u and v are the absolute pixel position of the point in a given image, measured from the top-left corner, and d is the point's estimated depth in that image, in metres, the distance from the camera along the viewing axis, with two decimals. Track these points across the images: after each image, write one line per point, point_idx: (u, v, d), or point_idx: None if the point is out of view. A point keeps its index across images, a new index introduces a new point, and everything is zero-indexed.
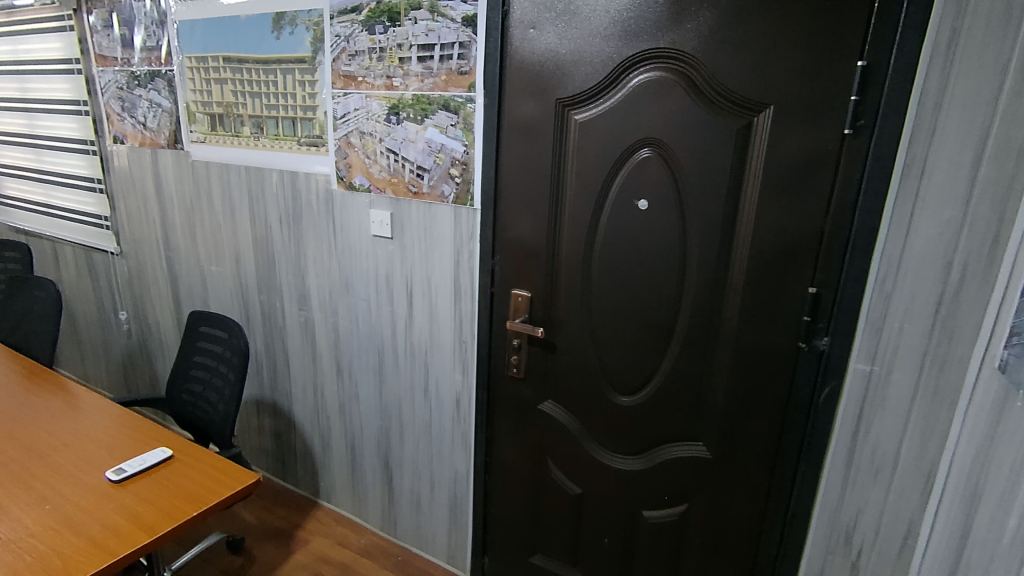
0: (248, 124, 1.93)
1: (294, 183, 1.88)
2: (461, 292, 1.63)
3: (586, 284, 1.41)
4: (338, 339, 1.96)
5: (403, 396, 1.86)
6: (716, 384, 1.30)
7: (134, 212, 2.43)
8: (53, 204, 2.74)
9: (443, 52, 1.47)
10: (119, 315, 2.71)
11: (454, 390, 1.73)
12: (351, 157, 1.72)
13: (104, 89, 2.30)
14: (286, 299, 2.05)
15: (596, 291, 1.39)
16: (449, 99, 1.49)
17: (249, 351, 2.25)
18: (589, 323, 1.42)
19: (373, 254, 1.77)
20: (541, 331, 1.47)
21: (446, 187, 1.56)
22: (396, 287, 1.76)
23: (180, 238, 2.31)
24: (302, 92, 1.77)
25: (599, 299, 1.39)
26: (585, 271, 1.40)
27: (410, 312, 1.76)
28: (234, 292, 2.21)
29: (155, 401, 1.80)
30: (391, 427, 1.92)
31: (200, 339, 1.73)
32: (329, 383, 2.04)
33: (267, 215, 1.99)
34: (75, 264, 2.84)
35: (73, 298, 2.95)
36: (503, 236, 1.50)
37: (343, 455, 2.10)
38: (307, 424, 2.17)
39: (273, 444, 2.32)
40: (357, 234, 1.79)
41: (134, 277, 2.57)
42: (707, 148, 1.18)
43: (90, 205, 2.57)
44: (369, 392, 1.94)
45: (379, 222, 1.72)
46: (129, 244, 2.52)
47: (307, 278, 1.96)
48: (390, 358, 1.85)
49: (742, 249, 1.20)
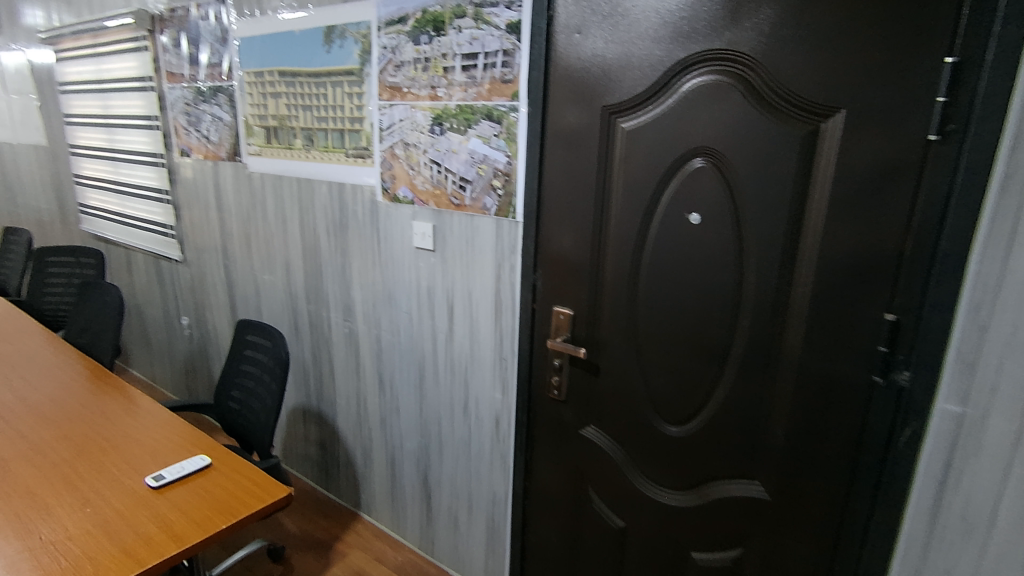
0: (300, 137, 1.96)
1: (342, 195, 1.89)
2: (501, 308, 1.57)
3: (634, 303, 1.31)
4: (380, 352, 1.94)
5: (443, 412, 1.82)
6: (776, 417, 1.17)
7: (197, 221, 2.54)
8: (128, 214, 2.91)
9: (487, 61, 1.42)
10: (182, 320, 2.83)
11: (493, 408, 1.67)
12: (396, 168, 1.70)
13: (173, 104, 2.41)
14: (332, 310, 2.06)
15: (644, 309, 1.30)
16: (492, 108, 1.44)
17: (297, 359, 2.28)
18: (635, 344, 1.32)
19: (415, 266, 1.75)
20: (583, 351, 1.38)
21: (488, 199, 1.51)
22: (438, 301, 1.73)
23: (236, 247, 2.39)
24: (350, 104, 1.77)
25: (646, 318, 1.29)
26: (631, 289, 1.31)
27: (451, 326, 1.71)
28: (284, 301, 2.25)
29: (204, 406, 1.84)
30: (430, 443, 1.88)
31: (246, 348, 1.75)
32: (371, 395, 2.03)
33: (316, 226, 2.01)
34: (146, 271, 3.00)
35: (144, 302, 3.11)
36: (545, 249, 1.43)
37: (384, 469, 2.08)
38: (350, 434, 2.17)
39: (318, 453, 2.34)
40: (400, 247, 1.77)
41: (196, 284, 2.68)
42: (769, 155, 1.07)
43: (158, 214, 2.71)
44: (409, 406, 1.91)
45: (422, 234, 1.70)
46: (193, 252, 2.63)
47: (352, 289, 1.96)
48: (430, 373, 1.81)
49: (807, 268, 1.08)
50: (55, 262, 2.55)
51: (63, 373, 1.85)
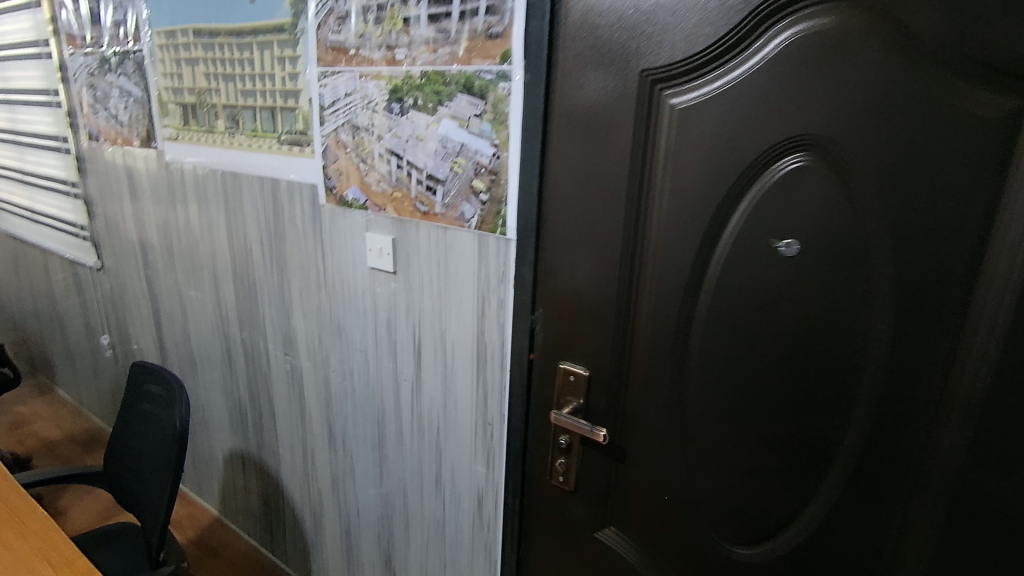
0: (223, 117, 1.50)
1: (275, 194, 1.43)
2: (486, 356, 1.15)
3: (681, 365, 0.90)
4: (329, 397, 1.51)
5: (410, 480, 1.40)
6: (907, 557, 0.75)
7: (114, 221, 2.07)
8: (37, 210, 2.42)
9: (465, 7, 0.98)
10: (104, 338, 2.37)
11: (475, 485, 1.26)
12: (343, 162, 1.25)
13: (76, 75, 1.93)
14: (270, 341, 1.62)
15: (697, 377, 0.88)
16: (472, 77, 1.00)
17: (233, 395, 1.84)
18: (682, 424, 0.91)
19: (370, 293, 1.31)
20: (603, 435, 0.94)
21: (467, 206, 1.08)
22: (401, 341, 1.29)
23: (157, 254, 1.93)
24: (281, 73, 1.31)
25: (701, 389, 0.88)
26: (679, 345, 0.89)
27: (417, 374, 1.29)
28: (214, 325, 1.80)
29: (91, 475, 1.39)
30: (394, 516, 1.47)
31: (143, 402, 1.31)
32: (320, 450, 1.60)
33: (246, 233, 1.56)
34: (64, 277, 2.52)
35: (66, 313, 2.64)
36: (548, 282, 1.00)
37: (337, 540, 1.66)
38: (296, 492, 1.74)
39: (261, 509, 1.91)
40: (350, 267, 1.33)
41: (116, 297, 2.21)
42: (931, 152, 0.64)
43: (69, 212, 2.23)
44: (367, 467, 1.48)
45: (378, 250, 1.26)
46: (112, 259, 2.16)
47: (292, 316, 1.52)
48: (393, 431, 1.39)
49: (983, 337, 0.65)
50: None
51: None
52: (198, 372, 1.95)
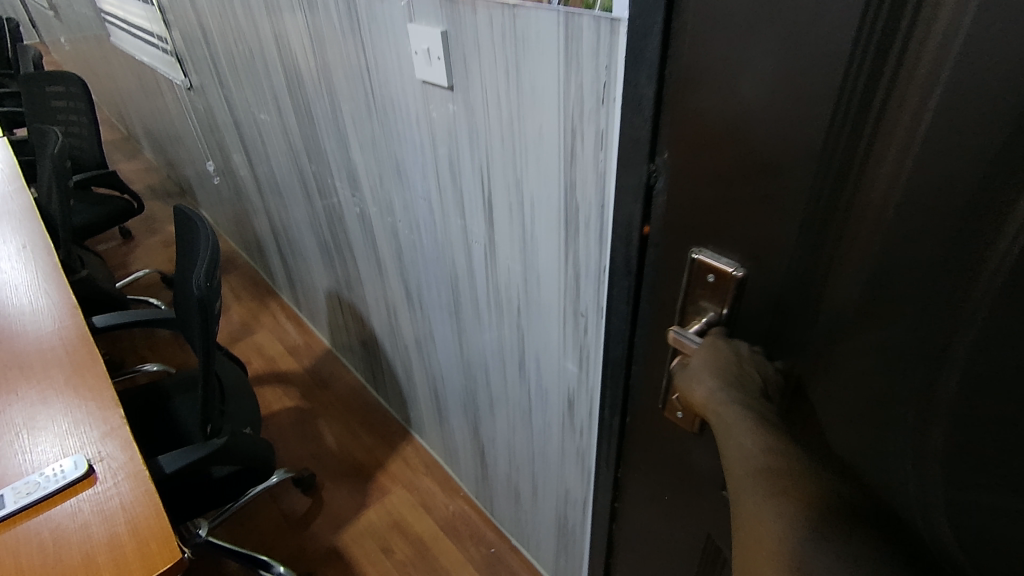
0: None
1: None
2: (577, 222, 0.75)
3: (956, 302, 0.41)
4: (400, 251, 1.23)
5: (491, 359, 1.13)
6: None
7: (186, 30, 1.82)
8: (131, 23, 2.25)
9: None
10: (213, 164, 2.30)
11: (565, 383, 0.95)
12: None
13: None
14: (336, 178, 1.34)
15: (983, 330, 0.40)
16: None
17: (319, 235, 1.66)
18: (918, 408, 0.46)
19: (426, 119, 0.92)
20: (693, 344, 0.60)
21: None
22: (468, 188, 0.93)
23: (226, 69, 1.67)
24: None
25: (986, 357, 0.40)
26: (960, 256, 0.40)
27: (491, 235, 0.93)
28: (287, 154, 1.56)
29: (170, 320, 1.31)
30: (478, 392, 1.25)
31: (186, 252, 1.13)
32: (401, 307, 1.39)
33: (289, 35, 1.19)
34: (173, 98, 2.42)
35: (185, 136, 2.61)
36: (682, 103, 0.53)
37: (428, 398, 1.52)
38: (387, 344, 1.60)
39: (362, 352, 1.84)
40: (399, 82, 0.93)
41: (211, 120, 2.06)
42: None
43: (151, 22, 2.01)
44: (446, 336, 1.25)
45: (426, 53, 0.83)
46: (197, 77, 1.96)
47: (350, 148, 1.20)
48: (469, 301, 1.09)
49: None
50: (38, 95, 2.01)
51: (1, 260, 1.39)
52: (287, 206, 1.79)
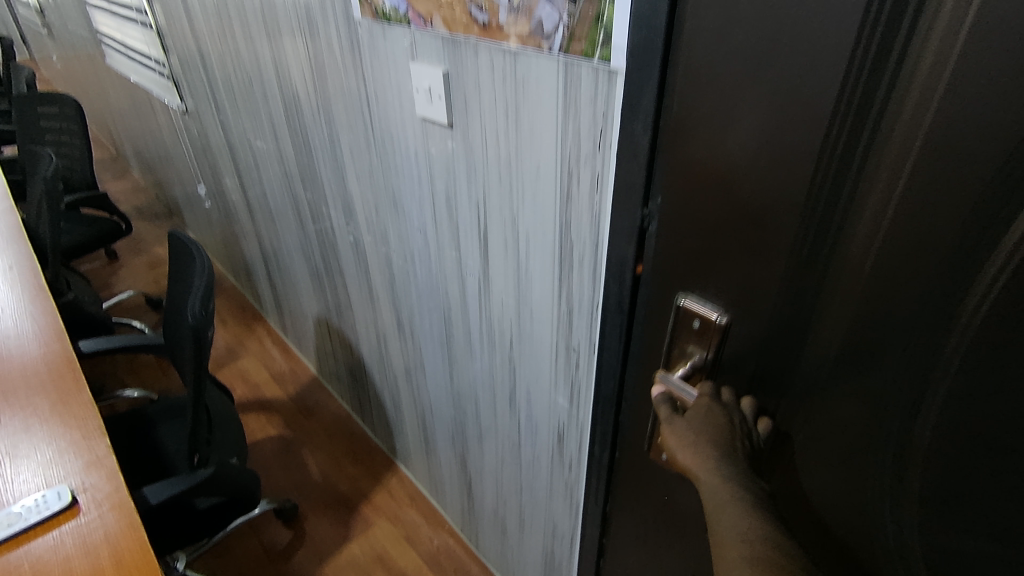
0: None
1: (308, 9, 1.04)
2: (572, 260, 0.77)
3: (930, 350, 0.43)
4: (394, 281, 1.24)
5: (481, 391, 1.13)
6: None
7: (184, 55, 1.83)
8: (128, 45, 2.26)
9: None
10: (205, 187, 2.30)
11: (556, 417, 0.96)
12: None
13: None
14: (331, 206, 1.35)
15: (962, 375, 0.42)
16: None
17: (310, 261, 1.66)
18: (900, 452, 0.47)
19: (425, 153, 0.94)
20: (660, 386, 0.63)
21: (547, 9, 0.62)
22: (464, 222, 0.94)
23: (223, 96, 1.68)
24: None
25: (961, 402, 0.42)
26: (938, 307, 0.42)
27: (485, 269, 0.95)
28: (282, 181, 1.57)
29: (156, 345, 1.29)
30: (467, 423, 1.24)
31: (179, 277, 1.13)
32: (391, 334, 1.39)
33: (291, 67, 1.21)
34: (166, 120, 2.43)
35: (176, 158, 2.60)
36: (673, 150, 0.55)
37: (415, 428, 1.51)
38: (376, 372, 1.59)
39: (349, 380, 1.82)
40: (399, 118, 0.95)
41: (205, 143, 2.07)
42: None
43: (149, 46, 2.03)
44: (436, 366, 1.24)
45: (428, 91, 0.86)
46: (192, 102, 1.97)
47: (347, 178, 1.21)
48: (461, 332, 1.10)
49: None
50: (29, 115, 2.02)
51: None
52: (279, 231, 1.79)
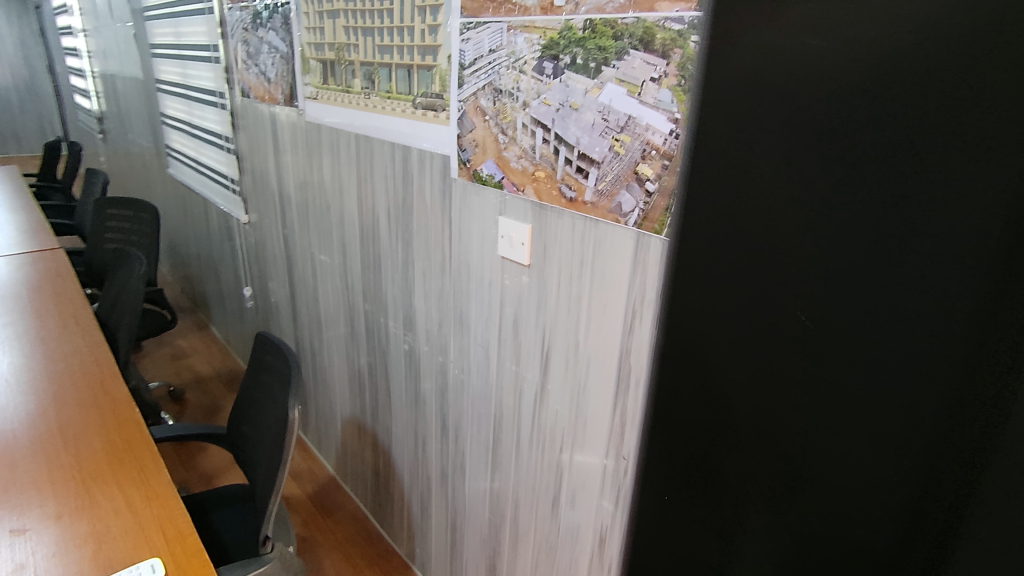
0: (360, 75, 1.38)
1: (406, 163, 1.30)
2: (628, 381, 0.94)
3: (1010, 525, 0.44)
4: (445, 388, 1.40)
5: (523, 494, 1.25)
6: None
7: (259, 177, 2.11)
8: (201, 161, 2.57)
9: None
10: (249, 289, 2.50)
11: (599, 521, 1.07)
12: (481, 132, 1.07)
13: (233, 31, 1.95)
14: (391, 317, 1.53)
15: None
16: (651, 28, 0.76)
17: (353, 364, 1.81)
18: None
19: (499, 285, 1.14)
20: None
21: (627, 196, 0.85)
22: (528, 343, 1.12)
23: (294, 214, 1.93)
24: (421, 26, 1.15)
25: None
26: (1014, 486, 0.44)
27: (543, 383, 1.11)
28: (340, 291, 1.76)
29: (220, 435, 1.41)
30: (503, 526, 1.33)
31: (265, 373, 1.28)
32: (432, 437, 1.51)
33: (376, 202, 1.46)
34: (219, 226, 2.67)
35: (219, 260, 2.82)
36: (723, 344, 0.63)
37: (442, 531, 1.57)
38: (406, 473, 1.68)
39: (373, 481, 1.89)
40: (479, 255, 1.17)
41: (260, 250, 2.29)
42: None
43: (225, 165, 2.32)
44: (478, 469, 1.36)
45: (511, 238, 1.08)
46: (256, 214, 2.22)
47: (414, 296, 1.41)
48: (510, 437, 1.24)
49: None
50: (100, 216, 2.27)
51: (21, 387, 1.44)
52: (323, 334, 1.96)
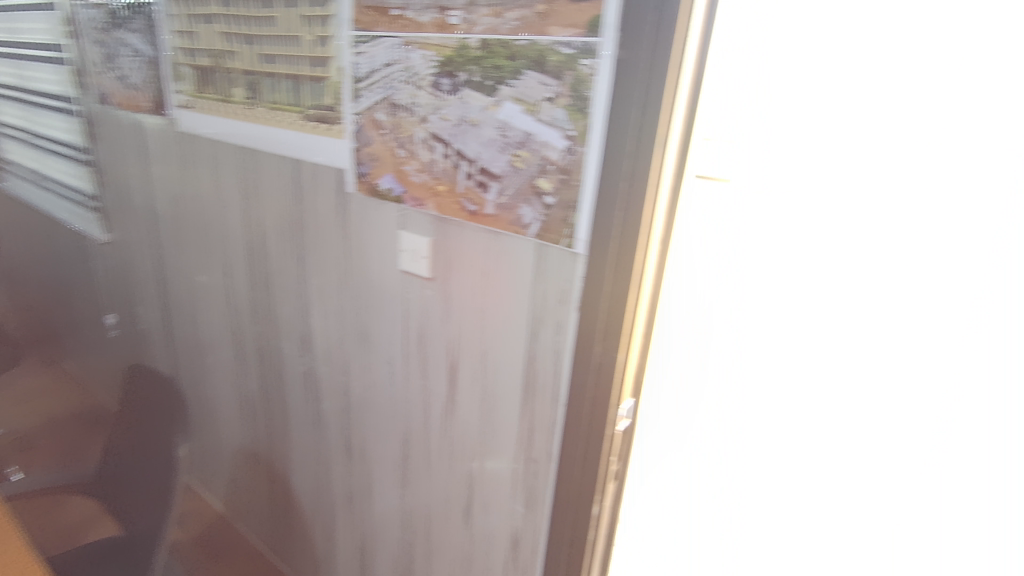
0: (241, 85, 1.30)
1: (297, 176, 1.25)
2: (536, 386, 0.98)
3: None
4: (348, 407, 1.35)
5: (435, 508, 1.24)
6: None
7: (121, 191, 1.91)
8: (45, 175, 2.27)
9: None
10: (112, 315, 2.24)
11: (511, 525, 1.10)
12: (378, 145, 1.06)
13: (85, 30, 1.75)
14: (285, 338, 1.46)
15: None
16: (544, 50, 0.81)
17: (243, 390, 1.69)
18: None
19: (402, 299, 1.13)
20: None
21: (527, 208, 0.89)
22: (434, 355, 1.12)
23: (167, 232, 1.77)
24: (309, 36, 1.11)
25: None
26: None
27: (451, 394, 1.12)
28: (225, 313, 1.64)
29: (86, 483, 1.25)
30: (415, 543, 1.31)
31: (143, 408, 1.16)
32: (336, 460, 1.45)
33: (264, 217, 1.38)
34: (71, 246, 2.37)
35: (72, 284, 2.49)
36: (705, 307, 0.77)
37: (350, 558, 1.51)
38: (308, 501, 1.59)
39: (269, 514, 1.76)
40: (380, 270, 1.15)
41: (125, 272, 2.06)
42: None
43: (78, 179, 2.07)
44: (387, 488, 1.33)
45: (413, 251, 1.08)
46: (119, 233, 2.00)
47: (311, 314, 1.35)
48: (419, 451, 1.22)
49: None
50: None
51: None
52: (206, 360, 1.80)
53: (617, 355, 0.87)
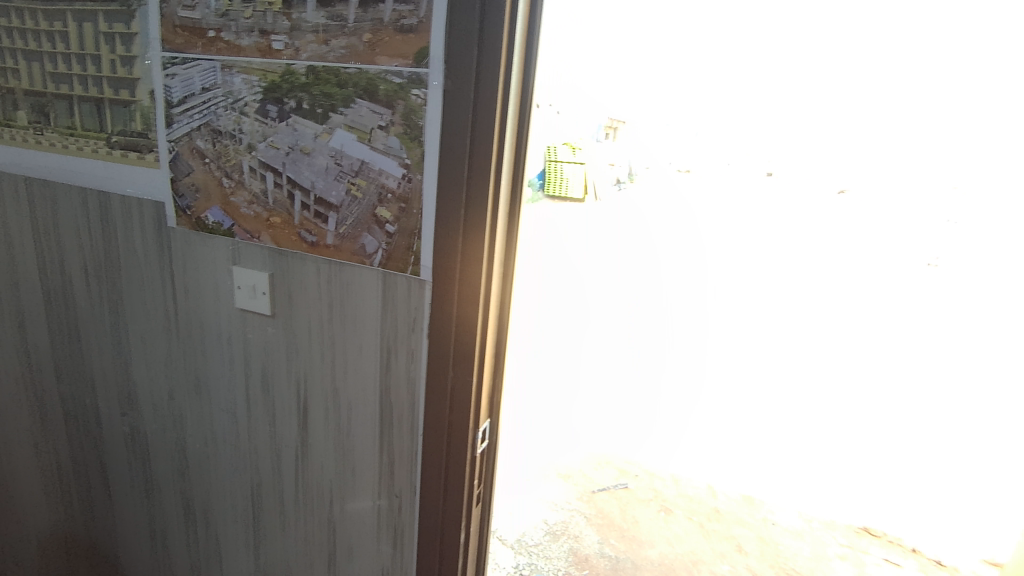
0: (25, 107, 1.12)
1: (105, 212, 1.10)
2: (391, 418, 0.95)
3: None
4: (186, 467, 1.21)
5: (295, 564, 1.14)
6: None
7: None
8: None
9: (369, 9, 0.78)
10: None
11: (379, 567, 1.05)
12: (200, 175, 0.97)
13: None
14: (103, 396, 1.27)
15: None
16: (374, 79, 0.80)
17: (49, 463, 1.43)
18: None
19: (241, 340, 1.05)
20: None
21: (368, 238, 0.87)
22: (281, 398, 1.04)
23: None
24: (109, 55, 0.99)
25: None
26: None
27: (303, 437, 1.05)
28: (18, 374, 1.38)
29: None
30: None
31: None
32: (175, 528, 1.28)
33: (65, 259, 1.20)
34: None
35: None
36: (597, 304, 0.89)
37: None
38: None
39: None
40: (213, 312, 1.05)
41: None
42: None
43: None
44: (238, 550, 1.20)
45: (249, 288, 1.00)
46: None
47: (134, 366, 1.19)
48: (272, 505, 1.13)
49: None
50: None
51: None
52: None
53: (469, 379, 0.88)
